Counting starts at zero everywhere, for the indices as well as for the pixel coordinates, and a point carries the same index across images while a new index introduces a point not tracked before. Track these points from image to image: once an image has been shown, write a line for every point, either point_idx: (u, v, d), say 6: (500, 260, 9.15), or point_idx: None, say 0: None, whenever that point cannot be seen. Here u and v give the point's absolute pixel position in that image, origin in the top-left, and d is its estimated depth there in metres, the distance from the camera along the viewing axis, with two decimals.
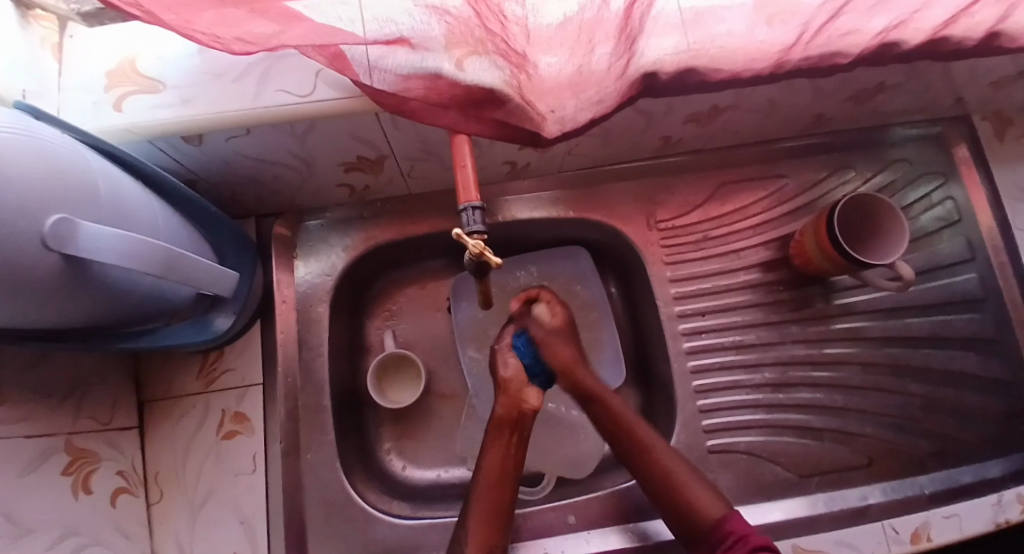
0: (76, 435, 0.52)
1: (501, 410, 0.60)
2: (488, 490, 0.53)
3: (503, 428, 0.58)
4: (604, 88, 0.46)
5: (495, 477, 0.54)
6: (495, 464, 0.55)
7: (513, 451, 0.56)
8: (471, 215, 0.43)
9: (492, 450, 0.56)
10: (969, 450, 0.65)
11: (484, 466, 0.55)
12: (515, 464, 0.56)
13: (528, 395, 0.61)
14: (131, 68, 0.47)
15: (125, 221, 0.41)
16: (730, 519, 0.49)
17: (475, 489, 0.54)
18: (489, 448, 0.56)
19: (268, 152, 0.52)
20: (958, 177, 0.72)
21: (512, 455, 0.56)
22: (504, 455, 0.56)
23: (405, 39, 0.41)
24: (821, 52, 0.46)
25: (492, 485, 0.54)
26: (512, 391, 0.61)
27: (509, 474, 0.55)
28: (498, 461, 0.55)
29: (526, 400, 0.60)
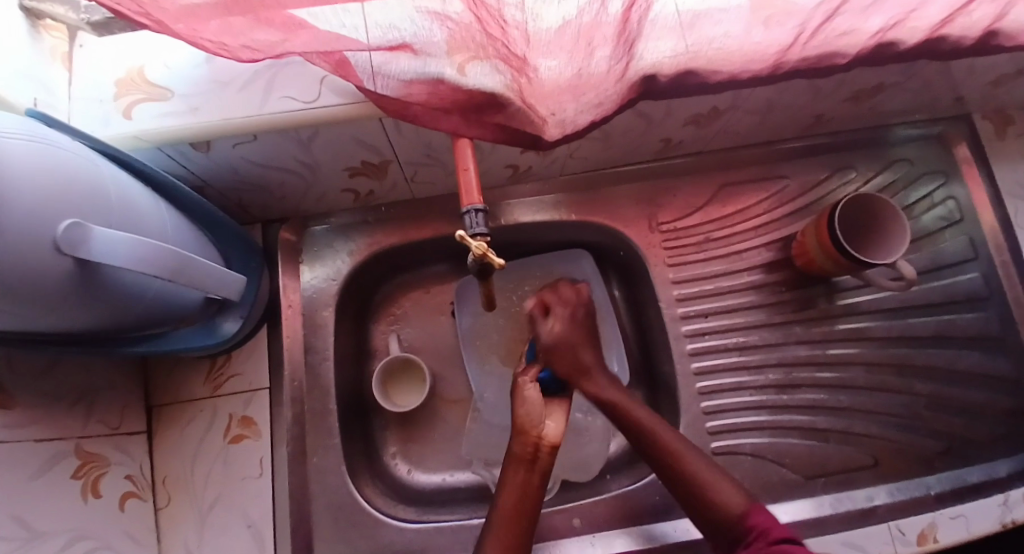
0: (86, 440, 0.52)
1: (518, 450, 0.52)
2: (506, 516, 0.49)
3: (520, 467, 0.51)
4: (603, 89, 0.47)
5: (513, 512, 0.49)
6: (514, 491, 0.50)
7: (534, 488, 0.50)
8: (474, 218, 0.44)
9: (509, 480, 0.51)
10: (977, 449, 0.65)
11: (500, 505, 0.49)
12: (534, 502, 0.50)
13: (547, 429, 0.53)
14: (140, 77, 0.48)
15: (136, 227, 0.42)
16: (753, 513, 0.48)
17: (491, 524, 0.49)
18: (506, 486, 0.50)
19: (274, 158, 0.53)
20: (959, 176, 0.72)
21: (531, 492, 0.50)
22: (523, 496, 0.50)
23: (408, 45, 0.42)
24: (819, 52, 0.47)
25: (509, 522, 0.48)
26: (529, 429, 0.53)
27: (528, 512, 0.49)
28: (517, 501, 0.49)
29: (546, 435, 0.53)
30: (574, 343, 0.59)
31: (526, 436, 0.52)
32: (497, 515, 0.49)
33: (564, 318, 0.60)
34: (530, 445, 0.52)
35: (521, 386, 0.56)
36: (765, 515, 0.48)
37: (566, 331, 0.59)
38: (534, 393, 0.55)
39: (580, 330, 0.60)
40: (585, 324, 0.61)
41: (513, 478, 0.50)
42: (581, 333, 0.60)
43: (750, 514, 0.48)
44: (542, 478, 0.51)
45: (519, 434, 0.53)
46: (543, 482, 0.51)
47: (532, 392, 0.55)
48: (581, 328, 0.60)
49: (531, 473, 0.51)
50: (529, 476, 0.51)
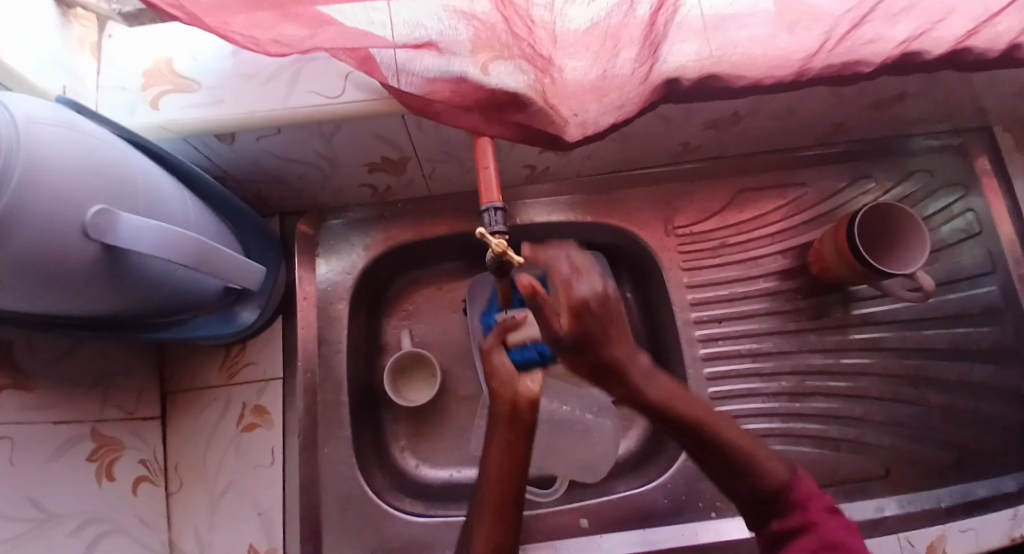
0: (102, 423, 0.53)
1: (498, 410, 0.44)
2: (492, 491, 0.44)
3: (502, 427, 0.44)
4: (626, 93, 0.46)
5: (501, 476, 0.44)
6: (498, 463, 0.44)
7: (521, 447, 0.44)
8: (493, 216, 0.44)
9: (493, 447, 0.44)
10: (990, 463, 0.64)
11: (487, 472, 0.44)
12: (523, 462, 0.44)
13: (523, 383, 0.45)
14: (167, 68, 0.49)
15: (161, 214, 0.42)
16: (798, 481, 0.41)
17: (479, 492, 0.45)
18: (491, 447, 0.44)
19: (295, 152, 0.54)
20: (978, 188, 0.72)
21: (517, 457, 0.44)
22: (509, 458, 0.44)
23: (433, 43, 0.43)
24: (844, 59, 0.47)
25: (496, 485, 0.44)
26: (509, 398, 0.44)
27: (515, 473, 0.44)
28: (500, 467, 0.44)
29: (524, 391, 0.44)
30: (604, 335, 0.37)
31: (501, 397, 0.44)
32: (485, 479, 0.44)
33: (576, 307, 0.36)
34: (506, 405, 0.44)
35: (490, 351, 0.47)
36: (807, 482, 0.41)
37: (588, 329, 0.36)
38: (505, 367, 0.46)
39: (607, 326, 0.37)
40: (613, 317, 0.37)
41: (497, 440, 0.44)
42: (612, 323, 0.37)
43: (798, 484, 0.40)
44: (527, 434, 0.44)
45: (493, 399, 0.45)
46: (530, 438, 0.45)
47: (499, 359, 0.46)
48: (610, 322, 0.37)
49: (513, 433, 0.44)
50: (512, 438, 0.44)
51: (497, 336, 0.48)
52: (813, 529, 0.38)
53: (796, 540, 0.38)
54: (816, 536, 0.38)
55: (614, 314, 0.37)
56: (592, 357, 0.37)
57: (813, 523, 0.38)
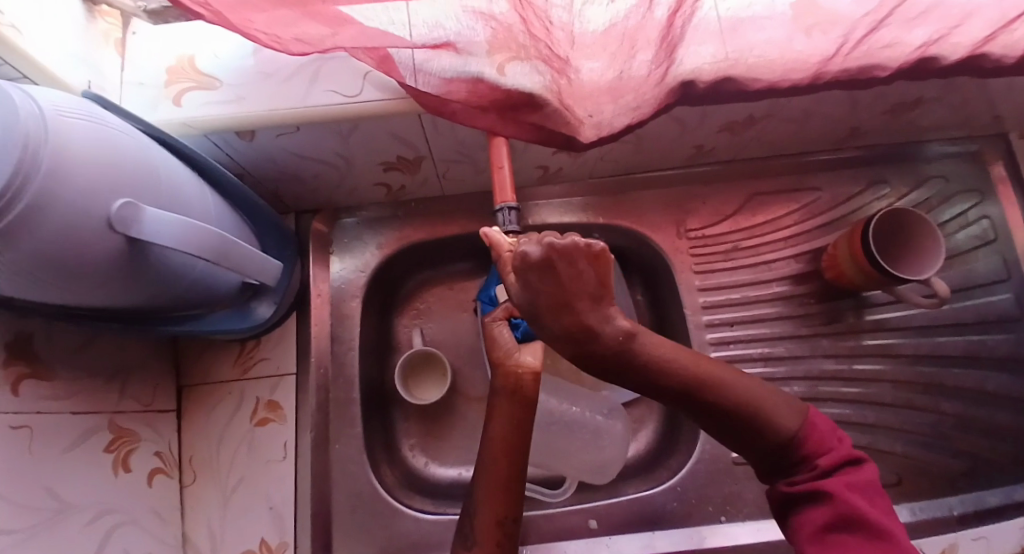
0: (118, 415, 0.54)
1: (501, 383, 0.48)
2: (495, 462, 0.47)
3: (505, 400, 0.48)
4: (642, 94, 0.46)
5: (503, 447, 0.47)
6: (502, 433, 0.47)
7: (523, 416, 0.48)
8: (507, 215, 0.46)
9: (497, 419, 0.47)
10: (1005, 473, 0.63)
11: (488, 438, 0.47)
12: (526, 431, 0.47)
13: (523, 357, 0.50)
14: (189, 65, 0.50)
15: (182, 210, 0.43)
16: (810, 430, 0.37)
17: (482, 463, 0.47)
18: (494, 417, 0.48)
19: (313, 150, 0.55)
20: (995, 195, 0.71)
21: (520, 426, 0.47)
22: (514, 427, 0.47)
23: (451, 43, 0.43)
24: (861, 63, 0.47)
25: (500, 455, 0.47)
26: (510, 371, 0.49)
27: (518, 442, 0.47)
28: (503, 438, 0.47)
29: (524, 364, 0.49)
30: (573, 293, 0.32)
31: (504, 369, 0.49)
32: (488, 445, 0.47)
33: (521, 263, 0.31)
34: (508, 378, 0.48)
35: (495, 323, 0.51)
36: (823, 434, 0.37)
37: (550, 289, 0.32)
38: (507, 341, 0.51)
39: (560, 279, 0.30)
40: (571, 267, 0.30)
41: (499, 409, 0.48)
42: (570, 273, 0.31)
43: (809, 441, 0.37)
44: (529, 405, 0.48)
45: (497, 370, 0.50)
46: (532, 408, 0.48)
47: (503, 332, 0.51)
48: (562, 276, 0.30)
49: (514, 405, 0.47)
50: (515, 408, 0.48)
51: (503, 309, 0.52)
52: (831, 500, 0.35)
53: (811, 507, 0.35)
54: (834, 510, 0.34)
55: (569, 266, 0.30)
56: (559, 324, 0.32)
57: (832, 493, 0.35)
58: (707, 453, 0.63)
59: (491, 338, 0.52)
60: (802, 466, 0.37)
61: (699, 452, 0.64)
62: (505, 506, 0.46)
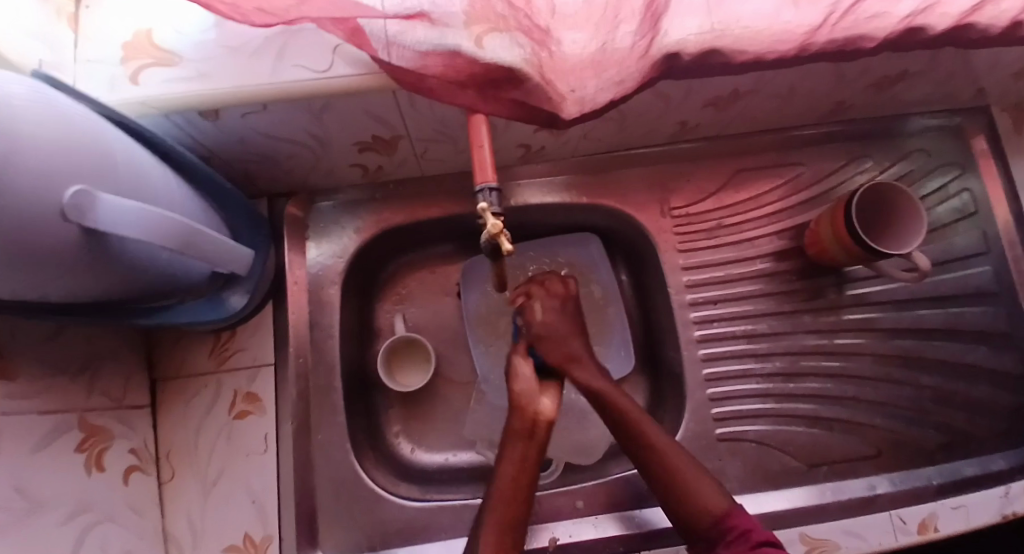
0: (89, 412, 0.52)
1: (517, 426, 0.52)
2: (504, 503, 0.49)
3: (519, 442, 0.52)
4: (626, 68, 0.45)
5: (517, 486, 0.50)
6: (509, 476, 0.50)
7: (532, 462, 0.51)
8: (488, 196, 0.43)
9: (506, 461, 0.51)
10: (978, 443, 0.65)
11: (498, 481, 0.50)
12: (529, 482, 0.51)
13: (543, 405, 0.54)
14: (148, 41, 0.46)
15: (143, 195, 0.40)
16: (733, 514, 0.49)
17: (490, 499, 0.50)
18: (504, 459, 0.51)
19: (284, 130, 0.52)
20: (974, 169, 0.71)
21: (528, 468, 0.51)
22: (521, 472, 0.51)
23: (425, 14, 0.42)
24: (847, 35, 0.46)
25: (507, 497, 0.49)
26: (529, 414, 0.53)
27: (525, 487, 0.50)
28: (512, 479, 0.50)
29: (542, 410, 0.53)
30: (562, 333, 0.59)
31: (524, 411, 0.53)
32: (497, 486, 0.50)
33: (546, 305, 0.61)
34: (527, 421, 0.52)
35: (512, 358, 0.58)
36: (747, 522, 0.48)
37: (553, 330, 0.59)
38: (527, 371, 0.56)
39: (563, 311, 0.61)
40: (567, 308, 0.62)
41: (511, 454, 0.51)
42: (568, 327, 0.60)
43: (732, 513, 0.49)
44: (538, 452, 0.52)
45: (516, 409, 0.53)
46: (539, 457, 0.52)
47: (523, 368, 0.56)
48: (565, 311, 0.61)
49: (528, 448, 0.51)
50: (526, 450, 0.51)
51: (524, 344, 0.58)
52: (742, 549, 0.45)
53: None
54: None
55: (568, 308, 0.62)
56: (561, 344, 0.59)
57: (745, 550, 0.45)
58: (692, 431, 0.64)
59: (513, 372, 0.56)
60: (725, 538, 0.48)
61: (684, 430, 0.64)
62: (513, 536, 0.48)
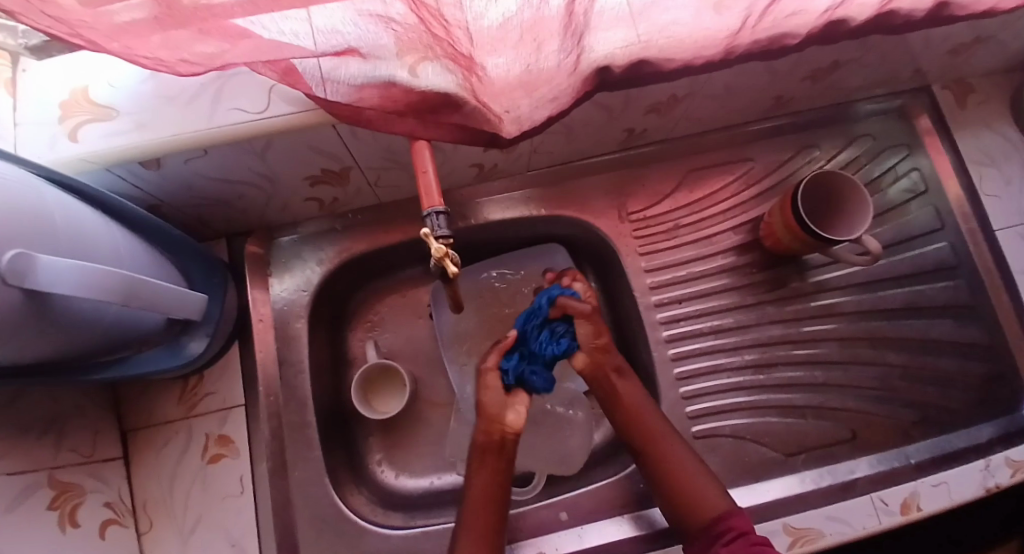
0: (59, 469, 0.51)
1: (479, 437, 0.55)
2: (477, 515, 0.50)
3: (488, 454, 0.54)
4: (556, 84, 0.46)
5: (484, 502, 0.51)
6: (482, 488, 0.52)
7: (501, 472, 0.53)
8: (436, 220, 0.44)
9: (478, 474, 0.53)
10: (954, 415, 0.66)
11: (471, 491, 0.52)
12: (503, 489, 0.52)
13: (510, 418, 0.56)
14: (84, 98, 0.46)
15: (84, 253, 0.40)
16: (732, 514, 0.48)
17: (462, 519, 0.50)
18: (474, 473, 0.53)
19: (231, 171, 0.52)
20: (922, 148, 0.73)
21: (500, 480, 0.52)
22: (492, 481, 0.52)
23: (354, 49, 0.40)
24: (770, 34, 0.47)
25: (480, 503, 0.51)
26: (493, 413, 0.56)
27: (500, 493, 0.52)
28: (484, 488, 0.52)
29: (507, 424, 0.55)
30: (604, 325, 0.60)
31: (490, 424, 0.55)
32: (472, 499, 0.51)
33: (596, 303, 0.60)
34: (495, 432, 0.55)
35: (485, 372, 0.58)
36: (744, 521, 0.47)
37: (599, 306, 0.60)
38: (498, 381, 0.57)
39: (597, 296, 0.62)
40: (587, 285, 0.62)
41: (480, 461, 0.54)
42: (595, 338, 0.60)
43: (731, 515, 0.48)
44: (507, 462, 0.54)
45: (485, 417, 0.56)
46: (509, 466, 0.54)
47: (495, 379, 0.57)
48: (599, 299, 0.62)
49: (497, 461, 0.53)
50: (496, 461, 0.54)
51: (493, 356, 0.58)
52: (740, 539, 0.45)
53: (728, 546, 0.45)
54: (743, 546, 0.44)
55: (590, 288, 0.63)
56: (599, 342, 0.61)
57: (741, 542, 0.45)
58: None
59: (483, 385, 0.57)
60: (719, 529, 0.47)
61: None
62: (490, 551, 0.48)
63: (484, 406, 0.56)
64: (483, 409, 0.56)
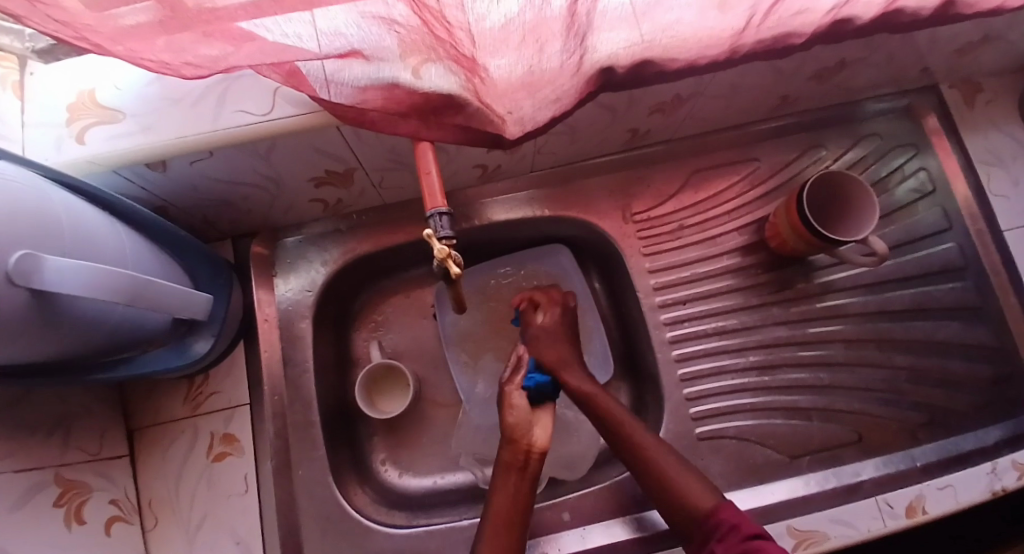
0: (65, 468, 0.51)
1: (507, 455, 0.56)
2: (496, 533, 0.51)
3: (512, 473, 0.55)
4: (560, 85, 0.46)
5: (507, 522, 0.52)
6: (504, 507, 0.53)
7: (524, 493, 0.54)
8: (438, 221, 0.44)
9: (500, 493, 0.54)
10: (963, 417, 0.65)
11: (490, 512, 0.53)
12: (525, 511, 0.53)
13: (536, 437, 0.57)
14: (90, 100, 0.47)
15: (89, 253, 0.40)
16: (720, 509, 0.49)
17: (483, 535, 0.51)
18: (498, 492, 0.54)
19: (236, 173, 0.52)
20: (930, 147, 0.72)
21: (521, 499, 0.54)
22: (513, 502, 0.53)
23: (357, 51, 0.40)
24: (774, 33, 0.46)
25: (499, 528, 0.51)
26: (517, 431, 0.57)
27: (519, 517, 0.53)
28: (508, 508, 0.53)
29: (535, 442, 0.57)
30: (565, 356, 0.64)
31: (516, 444, 0.56)
32: (489, 519, 0.52)
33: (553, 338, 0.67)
34: (520, 451, 0.56)
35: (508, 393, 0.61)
36: (733, 513, 0.48)
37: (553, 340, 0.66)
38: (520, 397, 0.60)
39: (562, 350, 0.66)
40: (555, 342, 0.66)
41: (505, 482, 0.55)
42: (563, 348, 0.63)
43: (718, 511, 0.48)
44: (531, 485, 0.55)
45: (511, 443, 0.57)
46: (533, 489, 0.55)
47: (518, 398, 0.60)
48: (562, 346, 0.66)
49: (521, 480, 0.55)
50: (520, 482, 0.55)
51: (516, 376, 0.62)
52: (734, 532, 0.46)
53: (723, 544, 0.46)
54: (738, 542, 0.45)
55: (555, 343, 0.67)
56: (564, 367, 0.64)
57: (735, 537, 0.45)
58: (671, 432, 0.65)
59: (507, 405, 0.59)
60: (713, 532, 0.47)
61: (664, 432, 0.65)
62: None
63: (507, 430, 0.57)
64: (510, 431, 0.57)
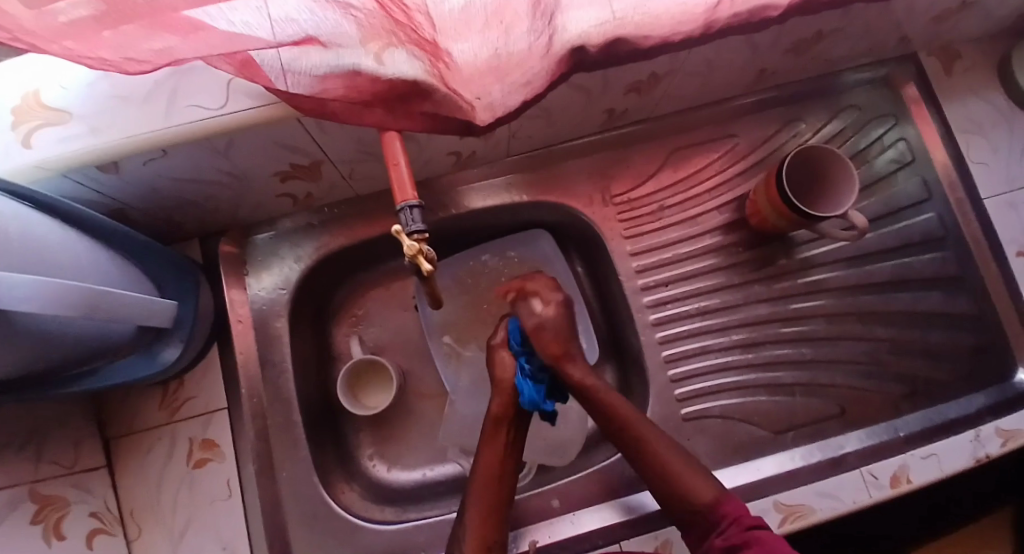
0: (40, 483, 0.50)
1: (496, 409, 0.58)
2: (484, 490, 0.53)
3: (495, 430, 0.57)
4: (529, 68, 0.44)
5: (491, 476, 0.54)
6: (489, 465, 0.55)
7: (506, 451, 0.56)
8: (409, 215, 0.42)
9: (486, 450, 0.56)
10: (943, 387, 0.66)
11: (477, 468, 0.55)
12: (509, 470, 0.55)
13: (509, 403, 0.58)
14: (35, 101, 0.44)
15: (42, 267, 0.38)
16: (724, 500, 0.48)
17: (469, 500, 0.53)
18: (483, 450, 0.56)
19: (195, 171, 0.50)
20: (908, 117, 0.72)
21: (503, 463, 0.55)
22: (499, 459, 0.55)
23: (312, 38, 0.37)
24: (749, 7, 0.45)
25: (485, 487, 0.54)
26: (505, 387, 0.59)
27: (504, 476, 0.55)
28: (490, 467, 0.55)
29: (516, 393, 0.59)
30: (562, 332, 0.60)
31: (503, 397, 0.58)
32: (477, 476, 0.55)
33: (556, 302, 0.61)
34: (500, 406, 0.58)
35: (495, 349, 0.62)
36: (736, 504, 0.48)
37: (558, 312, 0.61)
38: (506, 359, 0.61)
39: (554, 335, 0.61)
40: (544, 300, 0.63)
41: (490, 441, 0.57)
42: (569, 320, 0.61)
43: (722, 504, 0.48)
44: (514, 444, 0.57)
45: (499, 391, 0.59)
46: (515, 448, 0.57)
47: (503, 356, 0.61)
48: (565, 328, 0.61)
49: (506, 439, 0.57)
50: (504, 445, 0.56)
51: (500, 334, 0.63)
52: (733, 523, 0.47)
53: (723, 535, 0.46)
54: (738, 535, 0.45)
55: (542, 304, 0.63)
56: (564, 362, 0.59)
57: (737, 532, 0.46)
58: (657, 414, 0.65)
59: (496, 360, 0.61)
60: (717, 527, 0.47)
61: (650, 414, 0.65)
62: (493, 524, 0.52)
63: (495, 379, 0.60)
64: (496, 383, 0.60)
